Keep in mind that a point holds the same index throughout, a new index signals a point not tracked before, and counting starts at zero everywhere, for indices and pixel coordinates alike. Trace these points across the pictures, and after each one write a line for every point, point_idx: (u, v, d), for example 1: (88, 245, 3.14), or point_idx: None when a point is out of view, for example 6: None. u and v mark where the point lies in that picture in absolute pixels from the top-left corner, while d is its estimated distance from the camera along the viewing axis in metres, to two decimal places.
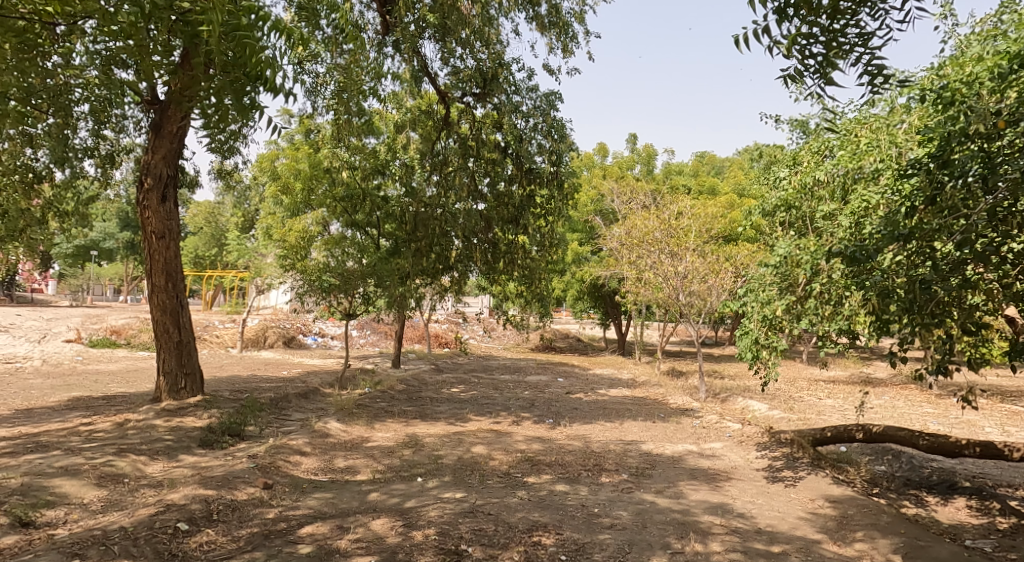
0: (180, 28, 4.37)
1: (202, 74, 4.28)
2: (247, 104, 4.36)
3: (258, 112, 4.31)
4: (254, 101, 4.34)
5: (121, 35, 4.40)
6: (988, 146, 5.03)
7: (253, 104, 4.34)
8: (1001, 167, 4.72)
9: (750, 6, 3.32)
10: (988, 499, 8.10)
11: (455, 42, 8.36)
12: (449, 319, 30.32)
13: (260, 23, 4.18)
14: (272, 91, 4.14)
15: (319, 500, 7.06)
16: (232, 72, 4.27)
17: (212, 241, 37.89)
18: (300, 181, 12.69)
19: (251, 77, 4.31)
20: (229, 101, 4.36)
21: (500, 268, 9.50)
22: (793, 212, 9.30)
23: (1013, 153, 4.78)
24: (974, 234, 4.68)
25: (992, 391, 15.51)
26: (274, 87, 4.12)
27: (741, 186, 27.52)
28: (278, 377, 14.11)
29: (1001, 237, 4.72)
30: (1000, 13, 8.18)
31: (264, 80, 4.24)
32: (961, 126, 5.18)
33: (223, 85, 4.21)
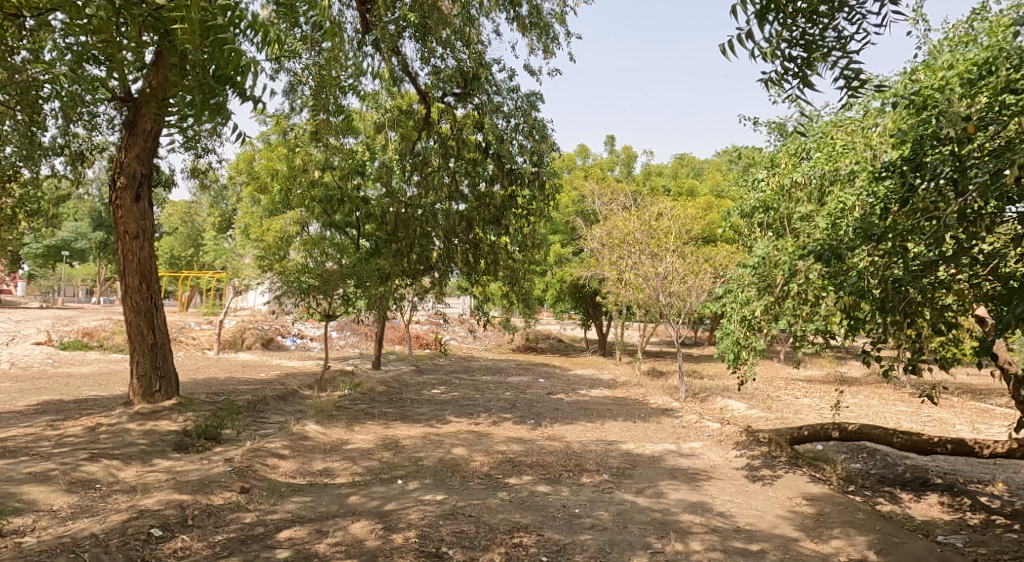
0: (154, 27, 4.29)
1: (176, 71, 4.19)
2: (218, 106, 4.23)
3: (227, 115, 4.16)
4: (224, 102, 4.22)
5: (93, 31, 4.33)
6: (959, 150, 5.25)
7: (222, 107, 4.22)
8: (971, 171, 4.94)
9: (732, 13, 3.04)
10: (959, 496, 8.31)
11: (435, 42, 8.48)
12: (430, 321, 30.12)
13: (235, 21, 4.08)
14: (243, 94, 3.98)
15: (297, 504, 6.98)
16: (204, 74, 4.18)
17: (188, 241, 37.23)
18: (277, 182, 12.32)
19: (222, 77, 4.15)
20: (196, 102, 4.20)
21: (482, 270, 9.49)
22: (771, 214, 9.35)
23: (982, 156, 5.01)
24: (946, 235, 4.86)
25: (962, 390, 15.89)
26: (244, 93, 3.95)
27: (719, 188, 27.94)
28: (257, 379, 13.88)
29: (970, 238, 4.89)
30: (972, 21, 8.44)
31: (236, 81, 4.13)
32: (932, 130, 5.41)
33: (194, 85, 4.11)
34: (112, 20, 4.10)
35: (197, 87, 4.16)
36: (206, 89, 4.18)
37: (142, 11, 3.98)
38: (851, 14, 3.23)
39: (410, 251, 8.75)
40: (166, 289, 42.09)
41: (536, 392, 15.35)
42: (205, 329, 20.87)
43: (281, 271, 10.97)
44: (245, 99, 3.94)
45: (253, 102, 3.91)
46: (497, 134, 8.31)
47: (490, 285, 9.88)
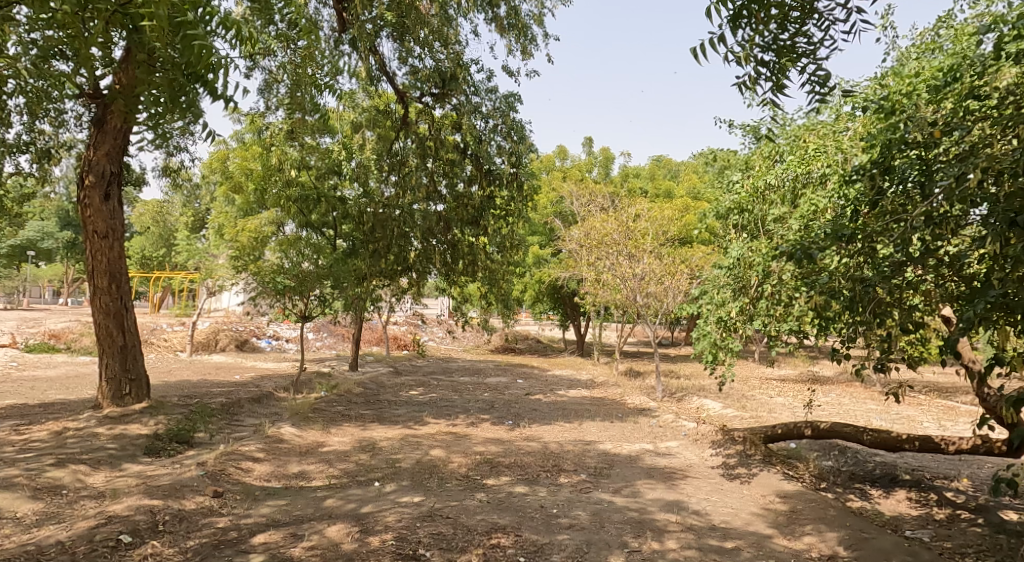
0: (123, 22, 4.21)
1: (145, 68, 4.15)
2: (189, 103, 4.18)
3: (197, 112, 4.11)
4: (194, 100, 4.16)
5: (60, 25, 4.25)
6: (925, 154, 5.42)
7: (192, 104, 4.16)
8: (936, 175, 5.10)
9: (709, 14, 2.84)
10: (926, 492, 8.53)
11: (413, 42, 8.45)
12: (408, 322, 29.93)
13: (206, 18, 4.02)
14: (213, 92, 3.93)
15: (271, 508, 6.89)
16: (175, 71, 4.11)
17: (159, 241, 36.46)
18: (252, 181, 12.18)
19: (191, 74, 4.10)
20: (166, 99, 4.14)
21: (460, 270, 9.41)
22: (746, 216, 9.46)
23: (947, 161, 5.18)
24: (912, 237, 5.01)
25: (929, 388, 16.29)
26: (214, 91, 3.93)
27: (695, 190, 28.27)
28: (231, 382, 13.66)
29: (935, 240, 5.03)
30: (938, 28, 8.67)
31: (206, 78, 4.08)
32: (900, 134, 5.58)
33: (164, 82, 4.05)
34: (78, 15, 4.02)
35: (167, 84, 4.10)
36: (176, 86, 4.13)
37: (109, 8, 3.90)
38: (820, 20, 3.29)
39: (387, 252, 8.65)
40: (137, 290, 41.23)
41: (514, 393, 15.36)
42: (177, 331, 20.48)
43: (257, 272, 10.91)
44: (216, 97, 3.89)
45: (224, 101, 3.86)
46: (476, 135, 8.27)
47: (468, 286, 9.85)
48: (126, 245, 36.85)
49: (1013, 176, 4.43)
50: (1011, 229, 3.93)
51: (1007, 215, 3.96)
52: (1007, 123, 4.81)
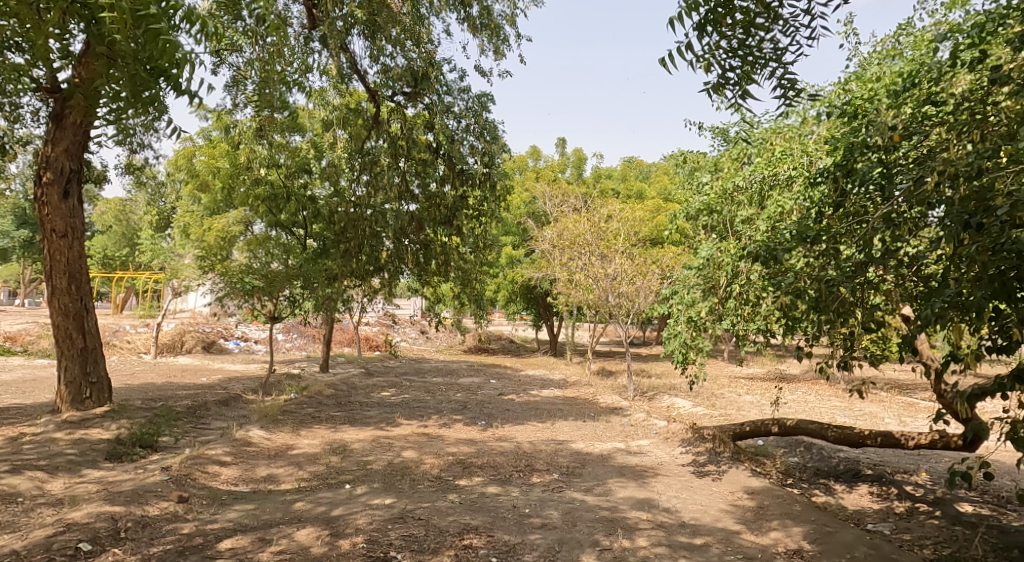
0: (82, 15, 4.11)
1: (105, 63, 4.04)
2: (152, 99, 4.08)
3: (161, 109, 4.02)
4: (157, 96, 4.07)
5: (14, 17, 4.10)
6: (887, 158, 5.60)
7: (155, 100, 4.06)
8: (897, 179, 5.27)
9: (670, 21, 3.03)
10: (887, 486, 8.78)
11: (385, 40, 8.38)
12: (379, 323, 29.69)
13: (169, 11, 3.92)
14: (179, 90, 3.85)
15: (239, 512, 6.77)
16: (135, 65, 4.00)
17: (122, 240, 35.49)
18: (220, 179, 11.97)
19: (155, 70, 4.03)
20: (127, 94, 4.03)
21: (432, 271, 9.31)
22: (715, 217, 9.63)
23: (908, 165, 5.35)
24: (873, 238, 5.18)
25: (891, 385, 16.75)
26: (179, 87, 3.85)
27: (666, 190, 28.62)
28: (197, 384, 13.39)
29: (896, 241, 5.18)
30: (898, 35, 8.94)
31: (171, 74, 3.99)
32: (862, 138, 5.74)
33: (125, 77, 3.95)
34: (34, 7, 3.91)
35: (128, 79, 3.99)
36: (137, 81, 4.02)
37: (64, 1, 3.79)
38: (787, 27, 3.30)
39: (359, 251, 8.28)
40: (99, 291, 40.11)
41: (487, 394, 15.34)
42: (141, 333, 19.97)
43: (224, 272, 10.80)
44: (182, 94, 3.81)
45: (191, 98, 3.78)
46: (448, 135, 8.43)
47: (441, 286, 9.79)
48: (87, 244, 35.79)
49: (968, 180, 4.59)
50: (967, 230, 4.07)
51: (962, 216, 4.10)
52: (962, 129, 4.98)
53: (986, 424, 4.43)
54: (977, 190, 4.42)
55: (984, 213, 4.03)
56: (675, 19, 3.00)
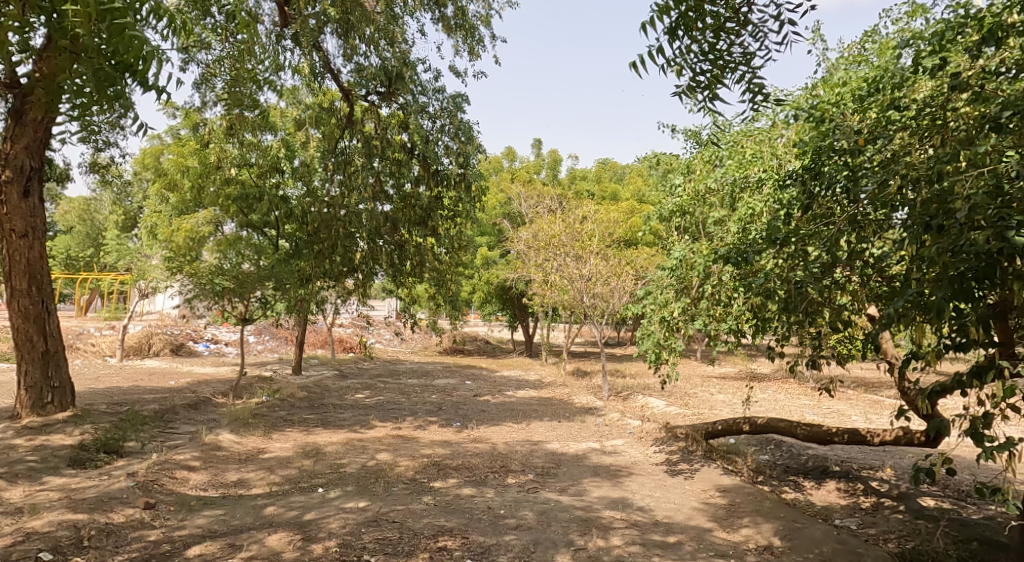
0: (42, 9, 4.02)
1: (68, 56, 3.94)
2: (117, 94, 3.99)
3: (126, 105, 3.93)
4: (123, 92, 3.98)
5: None
6: (852, 161, 5.71)
7: (119, 95, 3.96)
8: (862, 182, 5.39)
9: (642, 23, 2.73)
10: (854, 482, 8.98)
11: (358, 39, 8.26)
12: (354, 324, 29.42)
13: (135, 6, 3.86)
14: (146, 85, 3.77)
15: (207, 518, 6.63)
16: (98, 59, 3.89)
17: (86, 240, 34.54)
18: (189, 179, 11.73)
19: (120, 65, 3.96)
20: (91, 89, 3.93)
21: (407, 271, 9.22)
22: (687, 218, 9.76)
23: (872, 168, 5.47)
24: (840, 240, 5.28)
25: (858, 384, 17.13)
26: (144, 82, 3.76)
27: (640, 192, 28.89)
28: (165, 387, 13.09)
29: (861, 242, 5.30)
30: (864, 41, 9.15)
31: (137, 69, 3.91)
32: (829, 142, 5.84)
33: (89, 71, 3.84)
34: None
35: (92, 73, 3.89)
36: (101, 75, 3.92)
37: None
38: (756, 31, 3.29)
39: (332, 253, 8.13)
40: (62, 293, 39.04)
41: (463, 395, 15.29)
42: (107, 335, 19.48)
43: (193, 273, 10.63)
44: (149, 89, 3.73)
45: (160, 94, 3.68)
46: (423, 135, 8.43)
47: (416, 287, 9.72)
48: (51, 244, 34.79)
49: (930, 184, 4.70)
50: (927, 232, 4.14)
51: (923, 218, 4.17)
52: (924, 134, 5.09)
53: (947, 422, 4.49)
54: (937, 194, 4.51)
55: (942, 215, 4.11)
56: (649, 22, 3.05)
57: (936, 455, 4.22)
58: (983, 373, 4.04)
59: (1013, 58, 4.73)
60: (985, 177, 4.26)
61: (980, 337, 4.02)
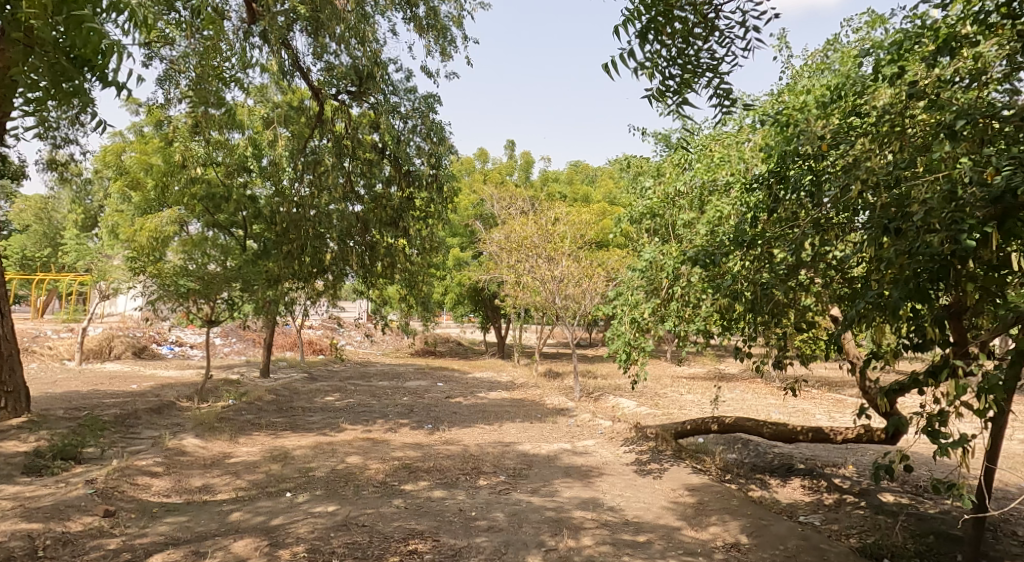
0: None
1: (20, 50, 3.71)
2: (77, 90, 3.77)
3: (85, 102, 3.74)
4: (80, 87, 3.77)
5: None
6: (816, 165, 5.83)
7: (78, 92, 3.74)
8: (825, 186, 5.51)
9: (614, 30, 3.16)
10: (817, 479, 9.19)
11: (328, 37, 8.16)
12: (323, 326, 29.07)
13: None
14: (106, 82, 3.60)
15: (170, 525, 6.47)
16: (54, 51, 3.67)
17: (43, 240, 33.41)
18: (153, 176, 11.43)
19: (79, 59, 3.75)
20: (46, 84, 3.72)
21: (378, 273, 9.11)
22: (657, 220, 9.89)
23: (835, 173, 5.59)
24: (804, 242, 5.39)
25: (822, 383, 17.52)
26: (105, 77, 3.66)
27: (612, 195, 29.11)
28: (127, 391, 12.75)
29: (825, 245, 5.41)
30: (827, 50, 9.40)
31: (98, 64, 3.73)
32: (794, 147, 5.97)
33: (45, 64, 3.64)
34: None
35: (47, 68, 3.68)
36: (57, 70, 3.71)
37: None
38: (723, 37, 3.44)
39: (302, 253, 7.98)
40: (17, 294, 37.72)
41: (435, 396, 15.21)
42: (65, 338, 18.86)
43: (157, 274, 10.42)
44: (112, 87, 3.62)
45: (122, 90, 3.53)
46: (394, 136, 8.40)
47: (387, 288, 9.64)
48: (6, 244, 33.55)
49: (889, 189, 4.83)
50: (886, 235, 4.25)
51: (882, 221, 4.28)
52: (884, 140, 5.22)
53: (905, 420, 4.57)
54: (896, 198, 4.64)
55: (900, 219, 4.22)
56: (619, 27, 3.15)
57: (896, 453, 4.28)
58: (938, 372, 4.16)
59: (967, 68, 4.89)
60: (940, 182, 4.40)
61: (936, 337, 4.13)
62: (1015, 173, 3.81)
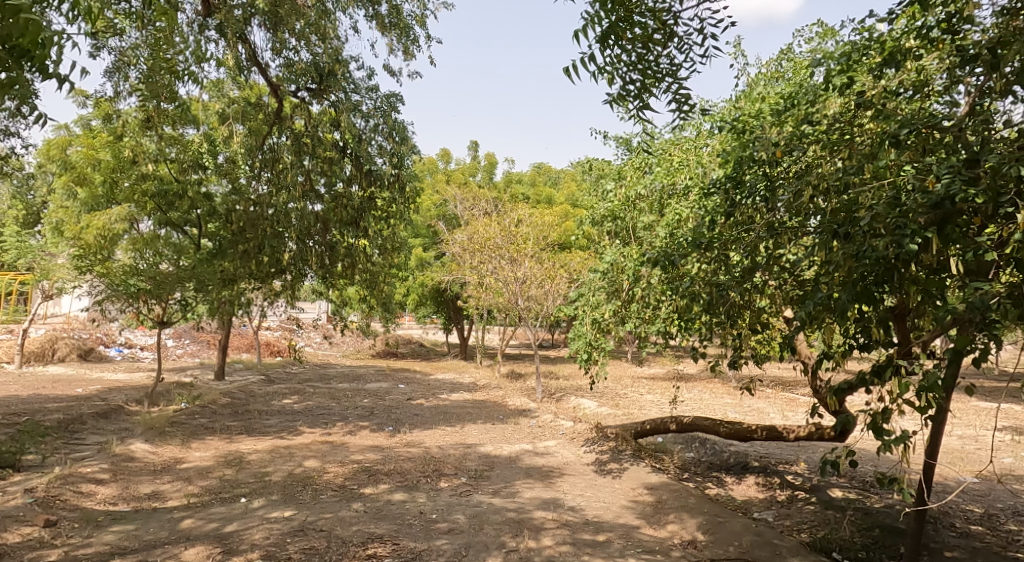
0: None
1: None
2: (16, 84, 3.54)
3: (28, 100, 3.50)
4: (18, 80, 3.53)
5: None
6: (771, 171, 5.96)
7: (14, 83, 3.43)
8: (779, 191, 5.64)
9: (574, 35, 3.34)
10: (771, 476, 9.42)
11: (288, 33, 7.98)
12: (281, 328, 28.52)
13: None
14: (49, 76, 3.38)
15: (116, 534, 6.23)
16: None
17: None
18: (100, 172, 10.98)
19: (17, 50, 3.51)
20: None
21: (339, 273, 8.86)
22: (618, 222, 9.99)
23: (788, 178, 5.74)
24: (758, 245, 5.53)
25: (777, 383, 17.98)
26: (45, 69, 3.50)
27: (574, 197, 29.30)
28: (71, 395, 12.24)
29: (778, 248, 5.53)
30: (781, 59, 9.65)
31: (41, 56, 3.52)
32: (749, 153, 6.12)
33: None
34: None
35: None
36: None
37: None
38: (682, 43, 3.56)
39: (259, 252, 7.93)
40: None
41: (395, 398, 15.06)
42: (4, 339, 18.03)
43: (105, 273, 10.03)
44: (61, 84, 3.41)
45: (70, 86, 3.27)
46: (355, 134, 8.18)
47: (347, 290, 9.35)
48: None
49: (840, 195, 4.96)
50: (836, 239, 4.37)
51: (832, 226, 4.41)
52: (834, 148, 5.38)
53: (851, 417, 4.67)
54: (845, 204, 4.78)
55: (849, 224, 4.36)
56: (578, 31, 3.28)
57: (842, 450, 4.31)
58: (882, 371, 4.26)
59: (911, 80, 5.06)
60: (886, 189, 4.54)
61: (881, 337, 4.29)
62: (954, 180, 3.96)
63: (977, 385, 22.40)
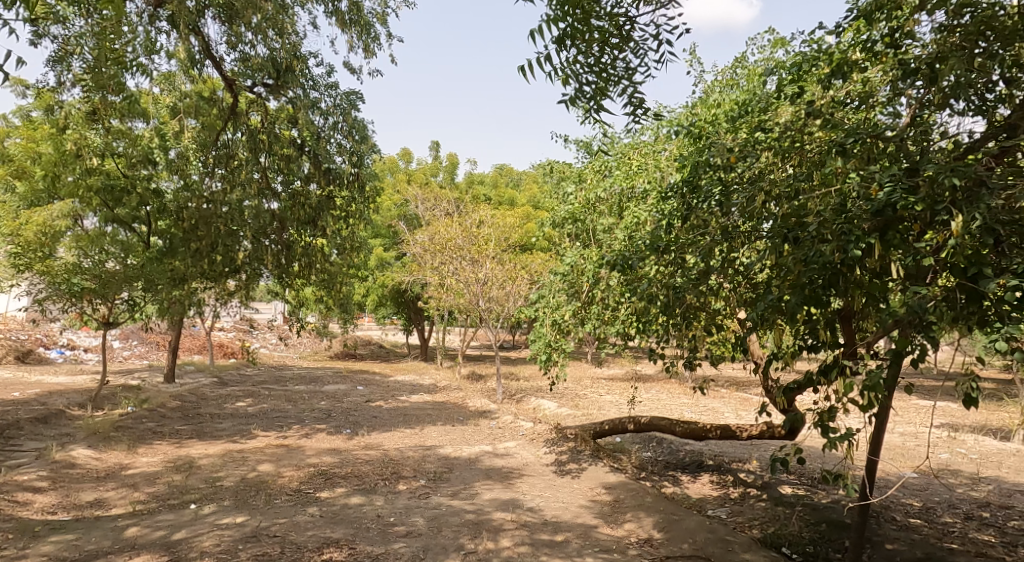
0: None
1: None
2: None
3: None
4: None
5: None
6: (725, 176, 6.07)
7: None
8: (733, 195, 5.75)
9: (531, 32, 3.22)
10: (725, 474, 9.63)
11: (244, 27, 7.76)
12: (234, 328, 27.84)
13: None
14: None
15: (56, 544, 5.95)
16: None
17: None
18: (41, 166, 10.47)
19: None
20: None
21: (296, 273, 8.46)
22: (579, 224, 10.06)
23: (741, 183, 5.86)
24: (713, 249, 5.62)
25: (731, 383, 18.38)
26: None
27: (534, 198, 29.40)
28: (8, 399, 11.67)
29: (733, 251, 5.63)
30: (736, 66, 9.88)
31: None
32: (705, 157, 6.22)
33: None
34: None
35: None
36: None
37: None
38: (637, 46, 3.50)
39: (212, 251, 7.53)
40: None
41: (353, 401, 14.83)
42: None
43: (46, 271, 9.93)
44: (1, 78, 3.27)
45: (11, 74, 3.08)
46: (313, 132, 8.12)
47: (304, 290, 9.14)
48: None
49: (791, 200, 5.09)
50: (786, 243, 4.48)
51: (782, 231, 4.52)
52: (786, 154, 5.53)
53: (802, 416, 4.75)
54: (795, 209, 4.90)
55: (798, 229, 4.48)
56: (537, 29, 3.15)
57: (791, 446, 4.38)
58: (829, 371, 4.34)
59: (858, 90, 5.25)
60: (832, 197, 4.67)
61: (828, 338, 4.39)
62: (896, 188, 4.10)
63: (920, 384, 23.28)
